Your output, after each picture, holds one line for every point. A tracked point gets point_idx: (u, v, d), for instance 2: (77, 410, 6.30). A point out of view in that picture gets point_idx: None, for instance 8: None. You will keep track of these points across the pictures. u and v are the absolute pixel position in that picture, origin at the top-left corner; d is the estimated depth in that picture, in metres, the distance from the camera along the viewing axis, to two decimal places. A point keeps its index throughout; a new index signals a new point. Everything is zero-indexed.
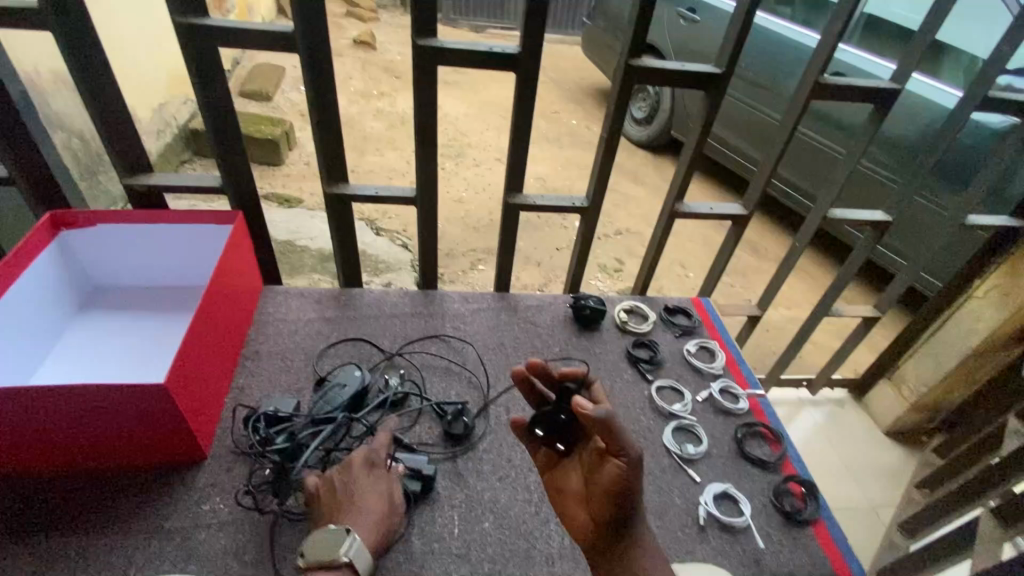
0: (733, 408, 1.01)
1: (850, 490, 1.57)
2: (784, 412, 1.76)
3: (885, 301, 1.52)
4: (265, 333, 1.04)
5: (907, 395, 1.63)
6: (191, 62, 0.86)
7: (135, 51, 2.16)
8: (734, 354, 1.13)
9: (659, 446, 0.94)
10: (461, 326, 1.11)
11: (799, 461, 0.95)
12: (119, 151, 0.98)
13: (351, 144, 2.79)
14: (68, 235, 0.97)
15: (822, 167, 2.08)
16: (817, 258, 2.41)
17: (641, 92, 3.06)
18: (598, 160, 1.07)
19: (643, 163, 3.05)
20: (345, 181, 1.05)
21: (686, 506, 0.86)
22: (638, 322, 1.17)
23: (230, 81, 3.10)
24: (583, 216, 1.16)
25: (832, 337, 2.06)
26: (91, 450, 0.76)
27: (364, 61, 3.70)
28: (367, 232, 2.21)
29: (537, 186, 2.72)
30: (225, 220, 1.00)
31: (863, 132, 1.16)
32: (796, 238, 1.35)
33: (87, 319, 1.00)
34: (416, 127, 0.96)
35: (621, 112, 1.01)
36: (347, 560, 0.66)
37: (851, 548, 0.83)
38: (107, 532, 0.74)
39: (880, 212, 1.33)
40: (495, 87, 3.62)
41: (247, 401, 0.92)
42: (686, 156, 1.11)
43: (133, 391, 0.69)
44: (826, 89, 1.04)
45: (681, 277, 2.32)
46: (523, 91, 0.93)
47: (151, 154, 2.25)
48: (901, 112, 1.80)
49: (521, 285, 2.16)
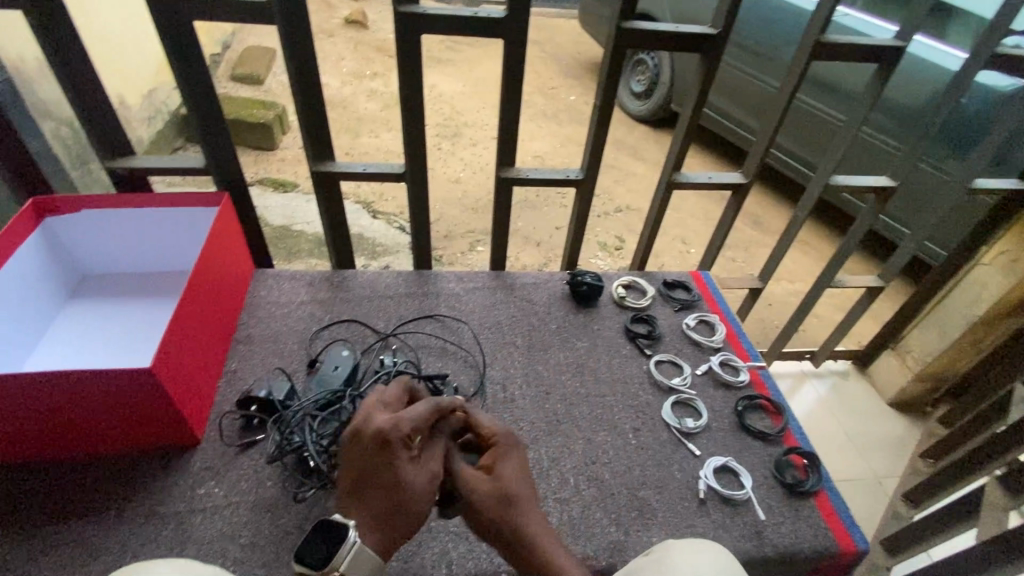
0: (733, 381, 0.99)
1: (854, 461, 1.56)
2: (787, 386, 1.75)
3: (889, 270, 1.50)
4: (257, 317, 1.03)
5: (912, 365, 1.61)
6: (165, 37, 0.83)
7: (120, 34, 2.10)
8: (734, 327, 1.11)
9: (659, 421, 0.93)
10: (456, 305, 1.10)
11: (801, 433, 0.94)
12: (100, 134, 0.96)
13: (345, 126, 2.74)
14: (53, 222, 0.95)
15: (820, 134, 2.03)
16: (821, 230, 2.38)
17: (639, 64, 2.99)
18: (593, 131, 1.03)
19: (643, 138, 2.99)
20: (332, 159, 1.02)
21: (686, 480, 0.85)
22: (637, 297, 1.15)
23: (220, 64, 3.04)
24: (579, 190, 1.13)
25: (835, 310, 2.04)
26: (82, 437, 0.75)
27: (356, 41, 3.62)
28: (363, 215, 2.18)
29: (535, 164, 2.67)
30: (211, 201, 0.98)
31: (866, 95, 1.11)
32: (798, 208, 1.32)
33: (77, 306, 0.99)
34: (402, 99, 0.93)
35: (614, 79, 0.97)
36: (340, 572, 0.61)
37: (853, 519, 0.82)
38: (102, 518, 0.73)
39: (884, 179, 1.29)
40: (490, 64, 3.55)
41: (240, 384, 0.91)
42: (682, 124, 1.07)
43: (119, 375, 0.68)
44: (828, 49, 1.00)
45: (682, 253, 2.29)
46: (512, 58, 0.90)
47: (142, 141, 2.22)
48: (906, 75, 1.75)
49: (521, 265, 2.14)
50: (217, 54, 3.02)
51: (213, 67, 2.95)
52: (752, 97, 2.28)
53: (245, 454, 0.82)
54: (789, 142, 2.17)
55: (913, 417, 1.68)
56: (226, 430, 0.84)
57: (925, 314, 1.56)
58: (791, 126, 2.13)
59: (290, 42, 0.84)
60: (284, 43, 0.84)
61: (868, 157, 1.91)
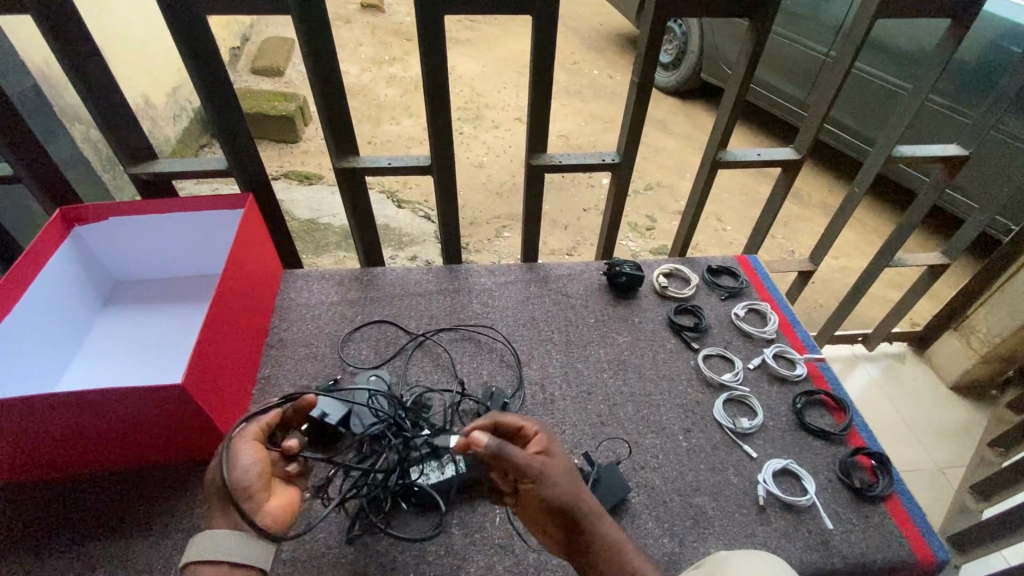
0: (790, 374, 0.92)
1: (914, 451, 1.47)
2: (838, 369, 1.66)
3: (955, 247, 1.38)
4: (289, 320, 1.01)
5: (977, 347, 1.50)
6: (180, 39, 0.80)
7: (141, 34, 2.09)
8: (788, 315, 1.04)
9: (711, 422, 0.87)
10: (489, 301, 1.05)
11: (866, 430, 0.87)
12: (121, 139, 0.93)
13: (366, 114, 2.70)
14: (82, 231, 0.94)
15: (883, 105, 1.88)
16: (868, 203, 2.23)
17: (667, 33, 2.83)
18: (631, 110, 0.96)
19: (673, 111, 2.85)
20: (356, 154, 0.98)
21: (744, 486, 0.80)
22: (680, 286, 1.09)
23: (241, 58, 3.02)
24: (616, 174, 1.06)
25: (887, 289, 1.92)
26: (122, 450, 0.75)
27: (372, 26, 3.55)
28: (388, 205, 2.15)
29: (560, 144, 2.58)
30: (236, 204, 0.95)
31: (936, 54, 1.00)
32: (854, 183, 1.22)
33: (112, 314, 0.99)
34: (427, 88, 0.88)
35: (654, 54, 0.89)
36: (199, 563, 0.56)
37: (930, 526, 0.75)
38: (147, 532, 0.74)
39: (952, 147, 1.18)
40: (510, 41, 3.43)
41: (275, 392, 0.89)
42: (728, 98, 0.98)
43: (149, 393, 0.66)
44: (892, 7, 0.90)
45: (719, 232, 2.19)
46: (542, 37, 0.83)
47: (169, 140, 2.22)
48: (972, 30, 1.59)
49: (550, 250, 2.07)
50: (237, 48, 3.01)
51: (234, 61, 2.94)
52: (802, 67, 2.14)
53: None
54: (842, 112, 2.03)
55: (978, 402, 1.57)
56: None
57: (994, 290, 1.44)
58: (847, 96, 1.98)
59: (307, 32, 0.79)
60: (300, 32, 0.79)
61: (937, 125, 1.76)
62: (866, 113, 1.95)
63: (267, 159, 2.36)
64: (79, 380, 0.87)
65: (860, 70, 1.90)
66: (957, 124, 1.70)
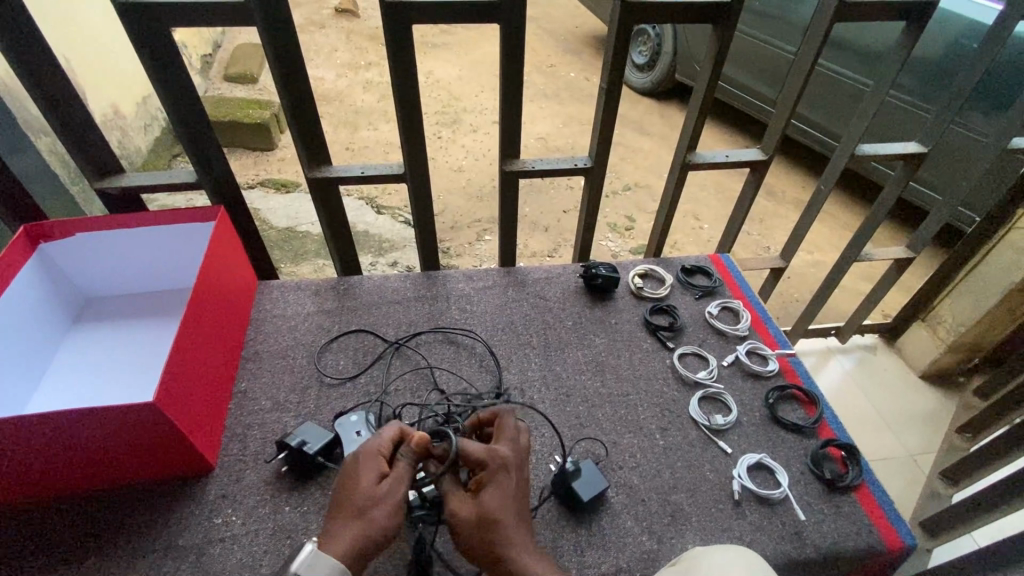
0: (762, 370, 0.95)
1: (887, 440, 1.51)
2: (813, 362, 1.70)
3: (919, 241, 1.42)
4: (264, 332, 1.00)
5: (944, 335, 1.55)
6: (146, 55, 0.79)
7: (106, 41, 2.04)
8: (760, 312, 1.06)
9: (686, 419, 0.89)
10: (467, 306, 1.06)
11: (837, 422, 0.89)
12: (87, 154, 0.92)
13: (343, 120, 2.68)
14: (48, 247, 0.92)
15: (848, 103, 1.93)
16: (838, 199, 2.29)
17: (641, 35, 2.87)
18: (600, 114, 0.97)
19: (648, 112, 2.90)
20: (328, 164, 0.98)
21: (719, 481, 0.81)
22: (655, 287, 1.11)
23: (214, 66, 2.98)
24: (589, 178, 1.07)
25: (858, 282, 1.97)
26: (95, 471, 0.74)
27: (347, 31, 3.52)
28: (367, 212, 2.14)
29: (538, 147, 2.59)
30: (207, 217, 0.94)
31: (895, 55, 1.04)
32: (822, 181, 1.25)
33: (81, 331, 0.97)
34: (397, 98, 0.88)
35: (621, 60, 0.91)
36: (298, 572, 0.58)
37: (898, 513, 0.78)
38: (120, 554, 0.72)
39: (913, 144, 1.21)
40: (487, 44, 3.44)
41: (251, 406, 0.89)
42: (696, 101, 1.01)
43: (120, 411, 0.65)
44: (848, 12, 0.93)
45: (696, 230, 2.22)
46: (510, 44, 0.84)
47: (141, 151, 2.18)
48: (931, 30, 1.65)
49: (530, 253, 2.08)
50: (208, 55, 2.96)
51: (207, 69, 2.90)
52: (771, 66, 2.18)
53: (261, 479, 0.80)
54: (811, 111, 2.08)
55: (947, 389, 1.63)
56: (242, 454, 0.83)
57: (959, 281, 1.49)
58: (815, 95, 2.04)
59: (275, 45, 0.79)
60: (266, 43, 0.79)
61: (900, 122, 1.82)
62: (833, 111, 2.00)
63: (242, 168, 2.33)
64: (47, 402, 0.85)
65: (827, 69, 1.95)
66: (918, 121, 1.76)
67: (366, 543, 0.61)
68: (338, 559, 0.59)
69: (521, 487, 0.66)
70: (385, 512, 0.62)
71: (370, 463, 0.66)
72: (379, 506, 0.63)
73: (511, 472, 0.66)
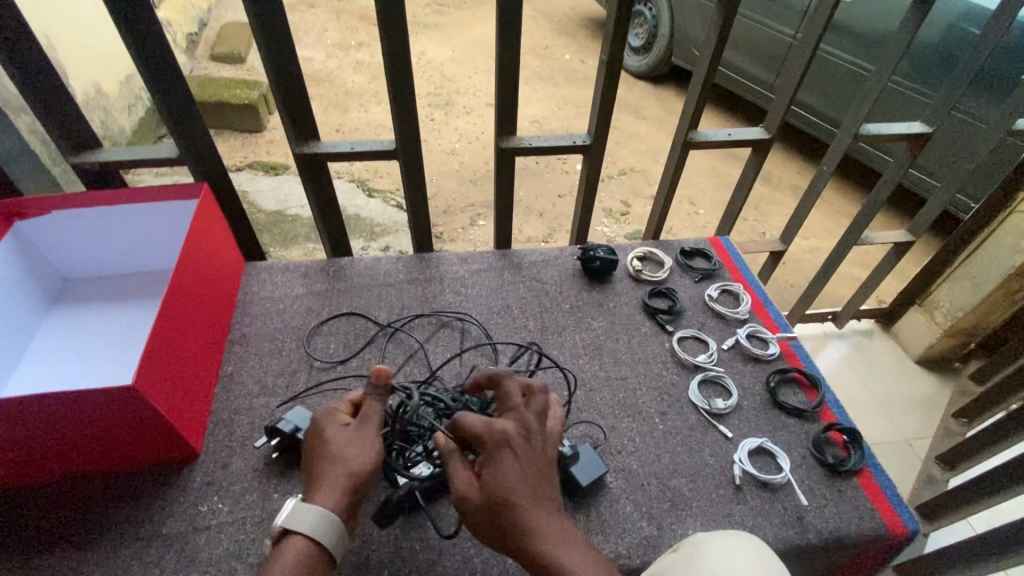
0: (763, 354, 0.93)
1: (882, 425, 1.51)
2: (809, 347, 1.70)
3: (919, 225, 1.41)
4: (252, 315, 0.96)
5: (940, 321, 1.54)
6: (120, 21, 0.74)
7: (86, 16, 1.96)
8: (760, 296, 1.04)
9: (686, 403, 0.87)
10: (462, 289, 1.03)
11: (838, 406, 0.88)
12: (61, 128, 0.87)
13: (333, 101, 2.61)
14: (22, 226, 0.87)
15: (848, 86, 1.90)
16: (835, 185, 2.27)
17: (638, 16, 2.82)
18: (600, 91, 0.94)
19: (645, 95, 2.85)
20: (316, 139, 0.94)
21: (720, 466, 0.80)
22: (654, 269, 1.08)
23: (199, 44, 2.88)
24: (587, 157, 1.04)
25: (854, 267, 1.96)
26: (74, 457, 0.71)
27: (338, 10, 3.43)
28: (358, 195, 2.09)
29: (533, 130, 2.54)
30: (190, 194, 0.90)
31: (902, 32, 1.01)
32: (823, 163, 1.22)
33: (59, 313, 0.93)
34: (388, 71, 0.84)
35: (623, 33, 0.87)
36: (286, 526, 0.58)
37: (900, 497, 0.77)
38: (102, 543, 0.70)
39: (917, 125, 1.19)
40: (481, 24, 3.37)
41: (238, 391, 0.86)
42: (699, 78, 0.97)
43: (98, 395, 0.62)
44: None
45: (692, 215, 2.20)
46: (507, 14, 0.80)
47: (125, 132, 2.11)
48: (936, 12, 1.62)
49: (525, 237, 2.05)
50: (193, 33, 2.87)
51: (192, 47, 2.81)
52: (770, 48, 2.14)
53: (249, 466, 0.78)
54: (811, 94, 2.05)
55: (942, 374, 1.63)
56: (228, 440, 0.80)
57: (957, 266, 1.48)
58: (815, 78, 2.00)
59: (259, 11, 0.75)
60: (249, 10, 0.74)
61: (900, 106, 1.79)
62: (833, 95, 1.97)
63: (229, 149, 2.27)
64: (23, 387, 0.82)
65: (827, 52, 1.92)
66: (919, 105, 1.73)
67: (350, 484, 0.62)
68: (328, 509, 0.60)
69: (529, 461, 0.60)
70: (359, 453, 0.64)
71: (332, 419, 0.67)
72: (353, 451, 0.64)
73: (515, 447, 0.60)
